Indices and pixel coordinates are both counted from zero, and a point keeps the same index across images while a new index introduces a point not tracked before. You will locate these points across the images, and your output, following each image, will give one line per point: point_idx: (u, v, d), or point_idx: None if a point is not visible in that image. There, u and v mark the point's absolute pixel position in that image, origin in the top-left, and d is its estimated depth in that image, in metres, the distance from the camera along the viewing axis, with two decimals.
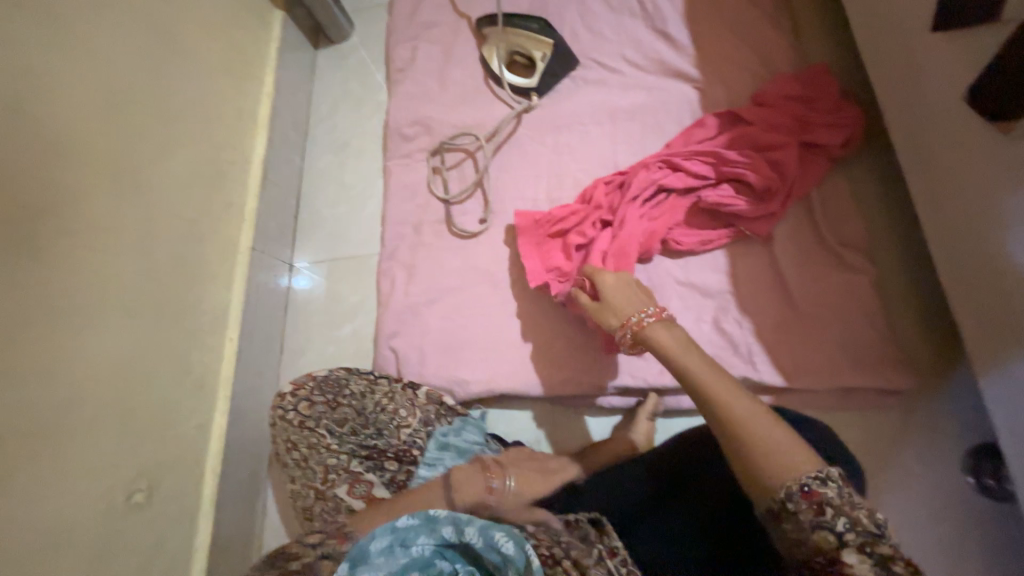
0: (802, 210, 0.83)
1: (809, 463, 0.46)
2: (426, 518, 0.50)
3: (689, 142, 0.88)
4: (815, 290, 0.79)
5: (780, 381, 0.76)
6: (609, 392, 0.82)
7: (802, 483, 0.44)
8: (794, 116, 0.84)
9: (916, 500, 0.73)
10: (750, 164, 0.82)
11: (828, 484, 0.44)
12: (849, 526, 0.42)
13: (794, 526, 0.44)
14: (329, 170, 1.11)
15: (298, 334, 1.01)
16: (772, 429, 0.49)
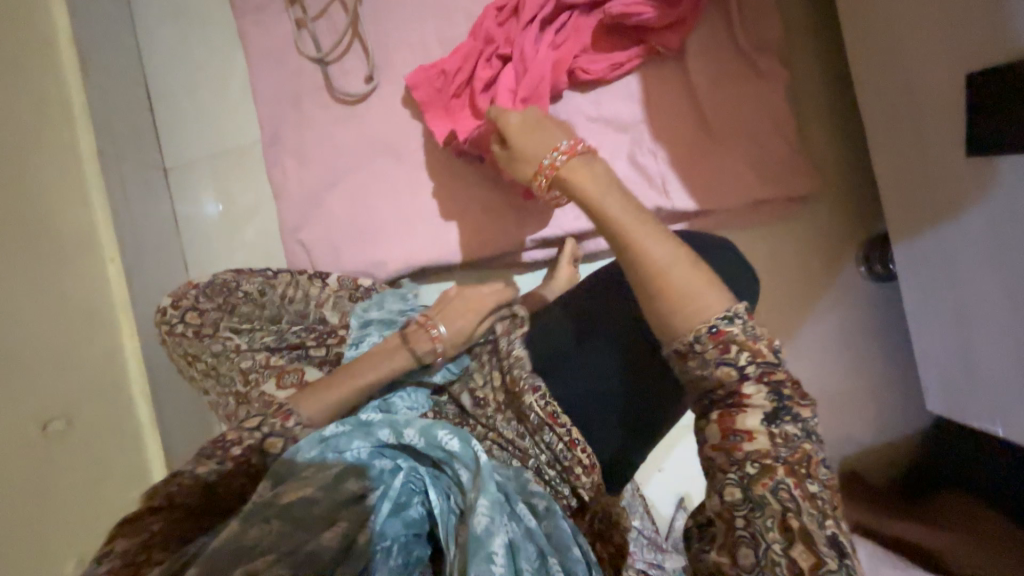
0: (717, 11, 0.74)
1: (722, 305, 0.42)
2: (359, 423, 0.47)
3: None
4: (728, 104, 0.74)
5: (693, 206, 0.75)
6: (529, 247, 0.80)
7: (712, 325, 0.41)
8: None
9: (813, 295, 0.79)
10: None
11: (735, 321, 0.42)
12: (750, 360, 0.41)
13: (698, 364, 0.42)
14: (174, 43, 0.90)
15: (198, 245, 0.92)
16: (691, 274, 0.43)
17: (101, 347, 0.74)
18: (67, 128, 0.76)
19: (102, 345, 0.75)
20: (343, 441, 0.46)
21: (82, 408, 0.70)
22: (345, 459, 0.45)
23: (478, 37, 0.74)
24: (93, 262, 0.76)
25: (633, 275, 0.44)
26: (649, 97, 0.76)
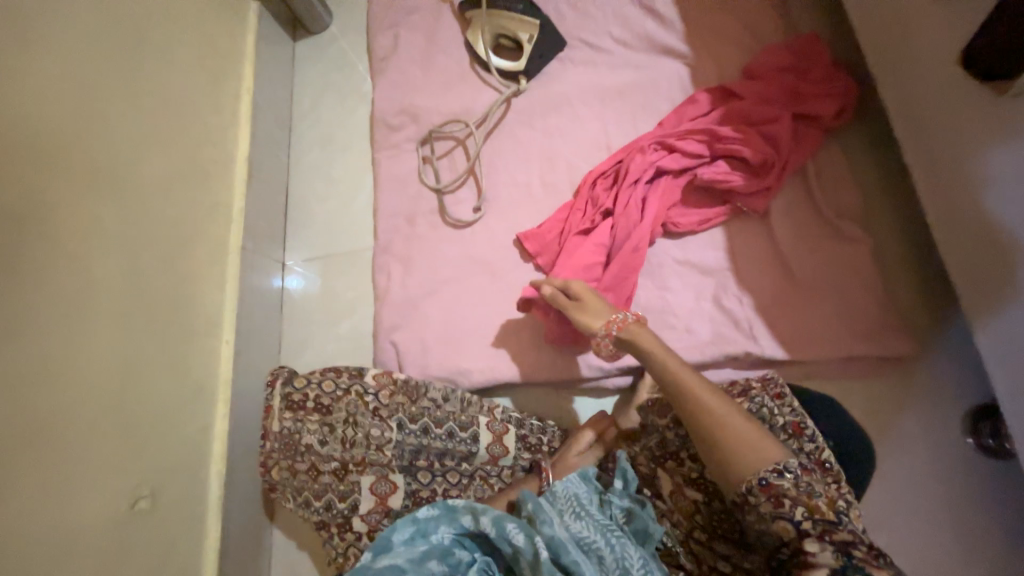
0: (797, 181, 0.83)
1: (766, 461, 0.54)
2: (446, 509, 0.60)
3: (682, 120, 0.87)
4: (812, 260, 0.79)
5: (783, 354, 0.76)
6: (611, 373, 0.81)
7: (761, 478, 0.53)
8: (784, 87, 0.84)
9: (919, 463, 0.73)
10: (744, 139, 0.81)
11: (784, 476, 0.53)
12: (806, 515, 0.51)
13: (756, 515, 0.54)
14: (317, 165, 1.08)
15: (296, 333, 0.99)
16: (729, 423, 0.57)
17: (197, 425, 0.77)
18: (224, 227, 0.89)
19: (198, 424, 0.77)
20: (431, 525, 0.59)
21: (166, 487, 0.70)
22: (429, 539, 0.58)
23: (587, 193, 0.86)
24: (212, 342, 0.82)
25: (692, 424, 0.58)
26: (735, 247, 0.82)
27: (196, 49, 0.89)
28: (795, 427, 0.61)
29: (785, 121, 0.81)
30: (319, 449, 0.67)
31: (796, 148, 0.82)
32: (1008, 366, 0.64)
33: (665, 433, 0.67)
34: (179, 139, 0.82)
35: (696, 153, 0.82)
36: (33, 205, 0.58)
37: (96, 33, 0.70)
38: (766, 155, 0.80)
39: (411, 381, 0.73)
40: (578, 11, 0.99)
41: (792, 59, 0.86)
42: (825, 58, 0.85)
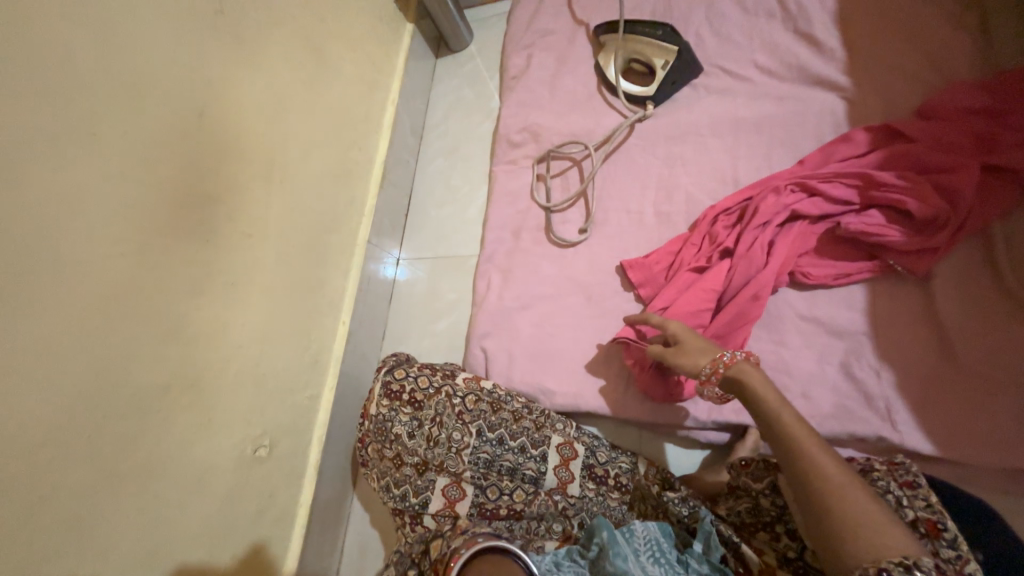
0: (974, 245, 0.70)
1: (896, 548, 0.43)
2: None
3: (830, 160, 0.77)
4: (985, 341, 0.65)
5: (929, 448, 0.63)
6: (704, 426, 0.75)
7: (881, 567, 0.43)
8: (971, 134, 0.71)
9: None
10: (909, 188, 0.70)
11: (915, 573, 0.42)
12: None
13: None
14: (439, 172, 1.17)
15: (398, 324, 1.07)
16: (851, 499, 0.47)
17: (310, 392, 0.88)
18: (355, 221, 1.00)
19: (310, 391, 0.88)
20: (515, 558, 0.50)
21: (282, 441, 0.81)
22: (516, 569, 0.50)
23: (704, 228, 0.81)
24: (332, 321, 0.93)
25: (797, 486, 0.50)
26: (878, 311, 0.71)
27: (358, 64, 1.01)
28: (929, 529, 0.49)
29: (968, 172, 0.68)
30: (407, 440, 0.71)
31: (980, 206, 0.69)
32: None
33: (758, 499, 0.59)
34: (332, 142, 0.94)
35: (843, 199, 0.73)
36: (222, 192, 0.71)
37: (288, 50, 0.84)
38: (936, 210, 0.68)
39: (496, 392, 0.76)
40: (720, 37, 0.94)
41: (986, 102, 0.72)
42: None
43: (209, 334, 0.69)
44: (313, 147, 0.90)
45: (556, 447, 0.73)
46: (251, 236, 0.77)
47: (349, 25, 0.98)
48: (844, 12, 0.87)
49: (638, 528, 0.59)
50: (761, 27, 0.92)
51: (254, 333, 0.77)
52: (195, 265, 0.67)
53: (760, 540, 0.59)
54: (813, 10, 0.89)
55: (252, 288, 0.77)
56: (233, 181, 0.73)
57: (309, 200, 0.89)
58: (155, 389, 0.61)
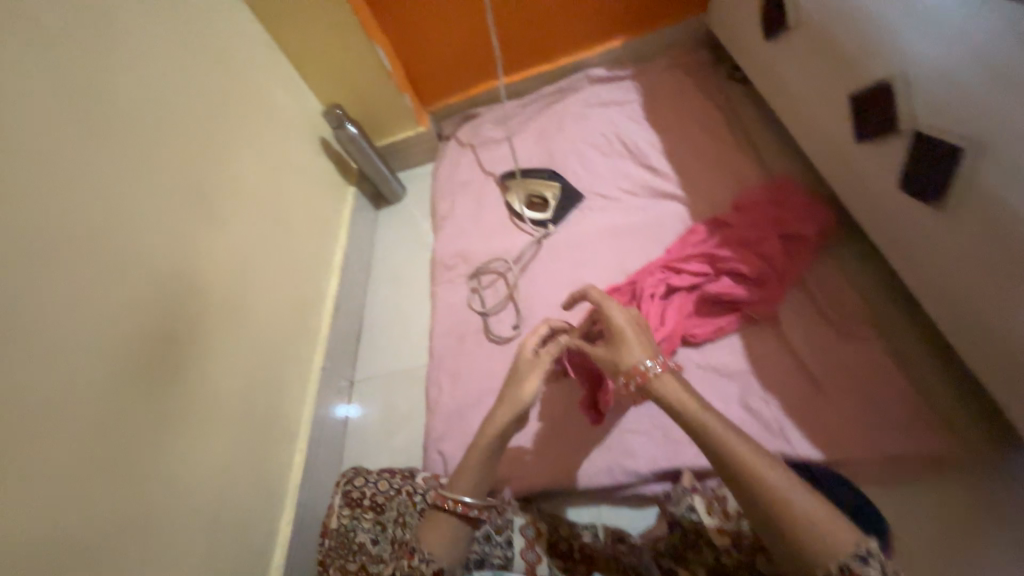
0: (799, 290, 0.93)
1: (850, 541, 0.49)
2: None
3: (685, 246, 1.03)
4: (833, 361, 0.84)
5: (817, 454, 0.77)
6: (648, 479, 0.82)
7: (843, 563, 0.48)
8: (770, 216, 0.99)
9: None
10: (740, 258, 0.94)
11: (870, 562, 0.47)
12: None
13: None
14: (386, 298, 1.33)
15: (356, 444, 1.10)
16: (804, 506, 0.52)
17: (266, 529, 0.86)
18: (310, 350, 1.10)
19: (266, 527, 0.86)
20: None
21: None
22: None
23: None
24: (289, 449, 0.95)
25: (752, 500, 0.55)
26: (752, 351, 0.89)
27: (310, 221, 1.21)
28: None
29: (774, 244, 0.95)
30: (371, 547, 0.72)
31: (792, 264, 0.94)
32: None
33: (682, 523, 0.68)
34: (289, 285, 1.08)
35: (699, 271, 0.96)
36: (187, 338, 0.80)
37: (251, 218, 1.02)
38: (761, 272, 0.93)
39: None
40: (591, 173, 1.27)
41: (772, 195, 1.03)
42: (801, 191, 1.02)
43: (165, 476, 0.71)
44: (272, 291, 1.03)
45: (520, 530, 0.75)
46: (213, 374, 0.83)
47: (301, 194, 1.21)
48: (669, 149, 1.23)
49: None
50: (617, 164, 1.26)
51: (211, 469, 0.79)
52: (159, 405, 0.73)
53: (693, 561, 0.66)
54: (648, 150, 1.25)
55: (212, 424, 0.81)
56: (199, 328, 0.83)
57: (268, 336, 0.99)
58: (104, 535, 0.62)
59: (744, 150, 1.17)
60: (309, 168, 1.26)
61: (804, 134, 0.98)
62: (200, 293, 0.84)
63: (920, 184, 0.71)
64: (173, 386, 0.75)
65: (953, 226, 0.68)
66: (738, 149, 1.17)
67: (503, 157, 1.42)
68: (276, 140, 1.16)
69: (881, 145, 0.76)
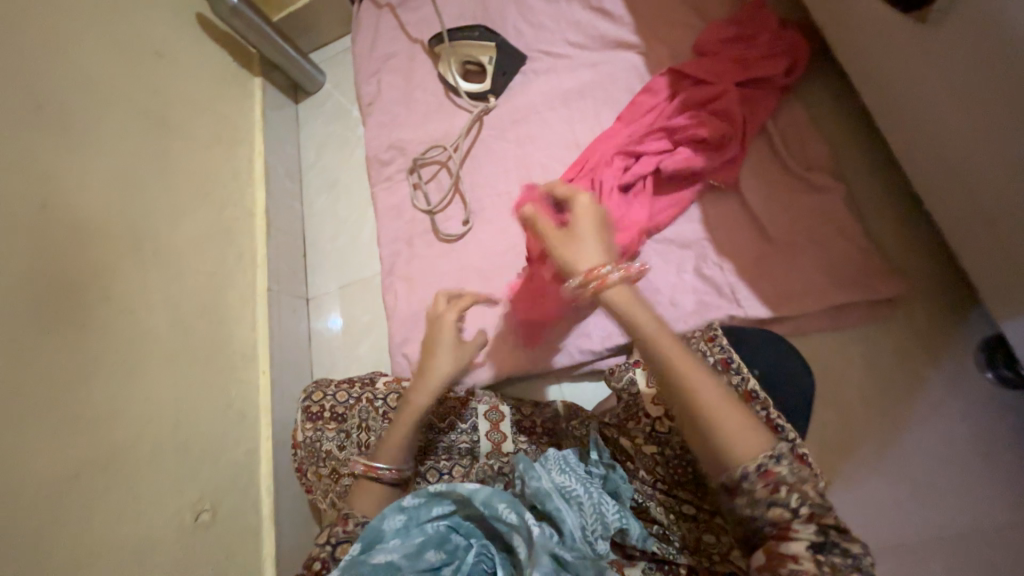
0: (762, 143, 0.84)
1: (765, 447, 0.48)
2: (427, 495, 0.58)
3: (638, 118, 0.89)
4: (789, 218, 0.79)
5: (767, 312, 0.77)
6: (603, 356, 0.84)
7: (759, 462, 0.47)
8: (733, 58, 0.86)
9: (954, 417, 0.70)
10: (697, 121, 0.82)
11: (781, 462, 0.47)
12: (802, 500, 0.46)
13: (747, 500, 0.47)
14: (326, 207, 1.21)
15: (324, 359, 1.10)
16: (728, 413, 0.50)
17: (244, 446, 0.89)
18: (250, 273, 1.02)
19: (245, 445, 0.89)
20: (421, 512, 0.58)
21: (224, 499, 0.83)
22: (424, 530, 0.57)
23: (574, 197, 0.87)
24: (250, 373, 0.95)
25: (682, 411, 0.52)
26: (709, 217, 0.84)
27: (210, 126, 1.04)
28: (745, 394, 0.56)
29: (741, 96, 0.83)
30: (338, 452, 0.75)
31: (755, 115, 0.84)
32: (1015, 316, 0.63)
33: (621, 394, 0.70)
34: (203, 205, 0.96)
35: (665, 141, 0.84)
36: (87, 278, 0.72)
37: (129, 129, 0.86)
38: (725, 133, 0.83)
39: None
40: (533, 25, 1.06)
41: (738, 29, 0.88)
42: (772, 20, 0.87)
43: (112, 416, 0.70)
44: (182, 214, 0.91)
45: (483, 414, 0.79)
46: (136, 311, 0.78)
47: (190, 93, 1.01)
48: None
49: (549, 455, 0.64)
50: (563, 10, 1.05)
51: (165, 402, 0.78)
52: (80, 351, 0.68)
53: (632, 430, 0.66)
54: None
55: (151, 361, 0.77)
56: (98, 266, 0.74)
57: (194, 265, 0.91)
58: (66, 477, 0.63)
59: None
60: (190, 58, 1.04)
61: None
62: (83, 225, 0.74)
63: None
64: (86, 330, 0.70)
65: (936, 39, 0.57)
66: None
67: (429, 18, 1.18)
68: (132, 25, 0.93)
69: None
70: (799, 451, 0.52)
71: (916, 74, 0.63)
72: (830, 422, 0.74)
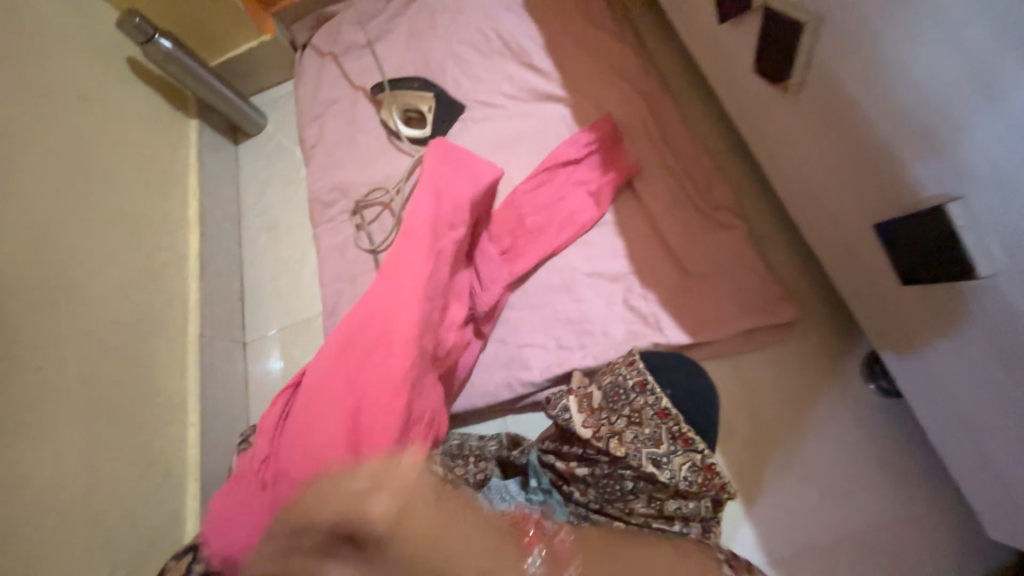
0: (675, 185, 0.94)
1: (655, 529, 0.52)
2: (469, 521, 0.55)
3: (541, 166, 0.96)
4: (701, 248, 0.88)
5: (687, 338, 0.84)
6: (543, 387, 0.87)
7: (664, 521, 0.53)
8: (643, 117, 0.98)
9: (848, 425, 0.79)
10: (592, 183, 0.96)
11: (686, 508, 0.53)
12: (708, 535, 0.53)
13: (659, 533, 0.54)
14: (266, 248, 1.19)
15: (261, 405, 1.05)
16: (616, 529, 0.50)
17: (167, 507, 0.82)
18: (180, 319, 0.98)
19: (168, 506, 0.83)
20: None
21: (141, 569, 0.75)
22: None
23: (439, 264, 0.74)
24: (176, 425, 0.89)
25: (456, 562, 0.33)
26: (633, 252, 0.92)
27: (139, 168, 1.01)
28: (660, 412, 0.59)
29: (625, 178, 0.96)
30: None
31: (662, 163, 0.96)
32: (883, 333, 0.74)
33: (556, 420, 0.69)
34: (129, 249, 0.92)
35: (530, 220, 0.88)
36: None
37: (47, 173, 0.82)
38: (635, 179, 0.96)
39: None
40: (470, 77, 1.14)
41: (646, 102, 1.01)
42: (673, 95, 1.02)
43: (11, 484, 0.64)
44: (104, 259, 0.87)
45: None
46: (46, 366, 0.72)
47: (118, 136, 0.99)
48: (550, 43, 1.13)
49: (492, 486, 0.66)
50: (498, 65, 1.14)
51: (75, 464, 0.72)
52: None
53: (569, 454, 0.62)
54: (528, 46, 1.13)
55: (60, 420, 0.72)
56: (2, 320, 0.69)
57: (115, 313, 0.86)
58: None
59: (625, 39, 1.09)
60: (119, 102, 1.02)
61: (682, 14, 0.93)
62: None
63: (771, 65, 0.70)
64: None
65: (797, 105, 0.69)
66: (619, 38, 1.10)
67: (370, 68, 1.23)
68: (55, 69, 0.91)
69: (739, 23, 0.74)
70: (708, 461, 0.57)
71: (787, 131, 0.75)
72: (748, 439, 0.81)
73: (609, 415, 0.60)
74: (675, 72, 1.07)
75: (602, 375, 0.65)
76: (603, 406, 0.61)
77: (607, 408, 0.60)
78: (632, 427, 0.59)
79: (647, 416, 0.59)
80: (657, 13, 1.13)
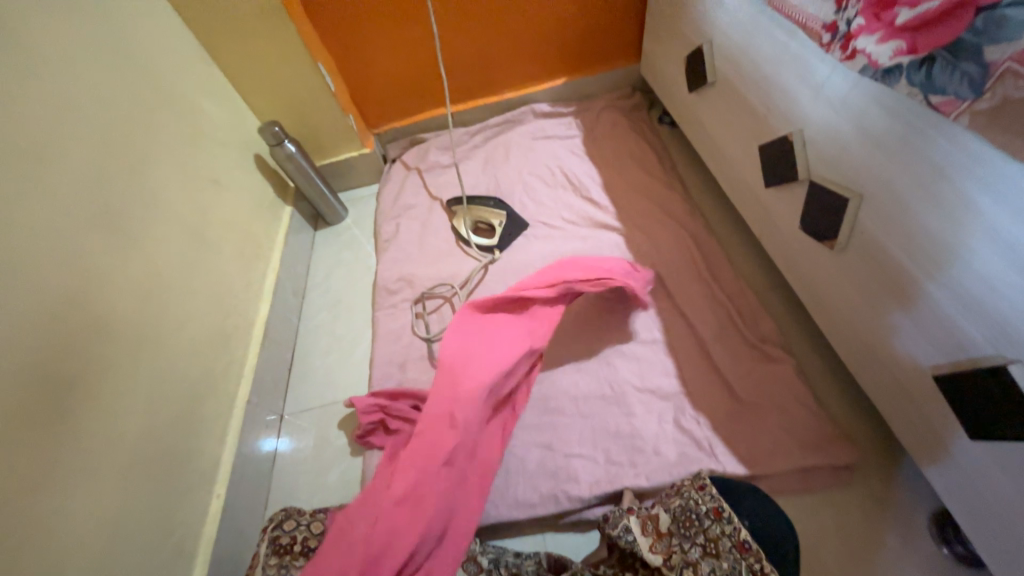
0: (724, 314, 1.01)
1: None
2: None
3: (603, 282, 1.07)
4: None
5: (742, 469, 0.83)
6: (591, 503, 0.84)
7: None
8: (690, 256, 1.12)
9: None
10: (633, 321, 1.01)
11: None
12: None
13: None
14: (323, 324, 1.25)
15: (285, 484, 1.01)
16: None
17: None
18: (234, 385, 1.00)
19: None
20: None
21: None
22: None
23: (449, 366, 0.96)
24: (203, 497, 0.86)
25: None
26: (684, 376, 0.95)
27: (239, 242, 1.13)
28: (738, 545, 0.64)
29: None
30: None
31: None
32: (948, 487, 0.72)
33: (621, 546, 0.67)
34: (212, 312, 0.99)
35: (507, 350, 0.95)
36: (84, 377, 0.71)
37: (172, 238, 0.93)
38: None
39: None
40: (536, 202, 1.32)
41: (702, 243, 1.15)
42: (712, 237, 1.16)
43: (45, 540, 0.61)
44: (190, 320, 0.93)
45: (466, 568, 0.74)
46: (116, 416, 0.74)
47: (232, 214, 1.13)
48: (609, 183, 1.31)
49: None
50: (561, 194, 1.32)
51: (104, 528, 0.68)
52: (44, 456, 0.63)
53: None
54: (588, 183, 1.32)
55: (108, 476, 0.71)
56: (97, 368, 0.73)
57: (183, 370, 0.89)
58: None
59: (673, 187, 1.27)
60: (240, 187, 1.18)
61: (729, 176, 1.10)
62: (104, 323, 0.76)
63: (820, 226, 0.81)
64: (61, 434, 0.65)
65: (844, 261, 0.78)
66: (668, 185, 1.28)
67: (449, 183, 1.43)
68: (201, 157, 1.07)
69: (788, 192, 0.88)
70: None
71: (831, 282, 0.84)
72: None
73: (681, 542, 0.66)
74: (718, 218, 1.23)
75: (670, 496, 0.72)
76: (669, 531, 0.68)
77: (677, 533, 0.67)
78: (708, 557, 0.65)
79: (726, 547, 0.65)
80: (701, 171, 1.33)
